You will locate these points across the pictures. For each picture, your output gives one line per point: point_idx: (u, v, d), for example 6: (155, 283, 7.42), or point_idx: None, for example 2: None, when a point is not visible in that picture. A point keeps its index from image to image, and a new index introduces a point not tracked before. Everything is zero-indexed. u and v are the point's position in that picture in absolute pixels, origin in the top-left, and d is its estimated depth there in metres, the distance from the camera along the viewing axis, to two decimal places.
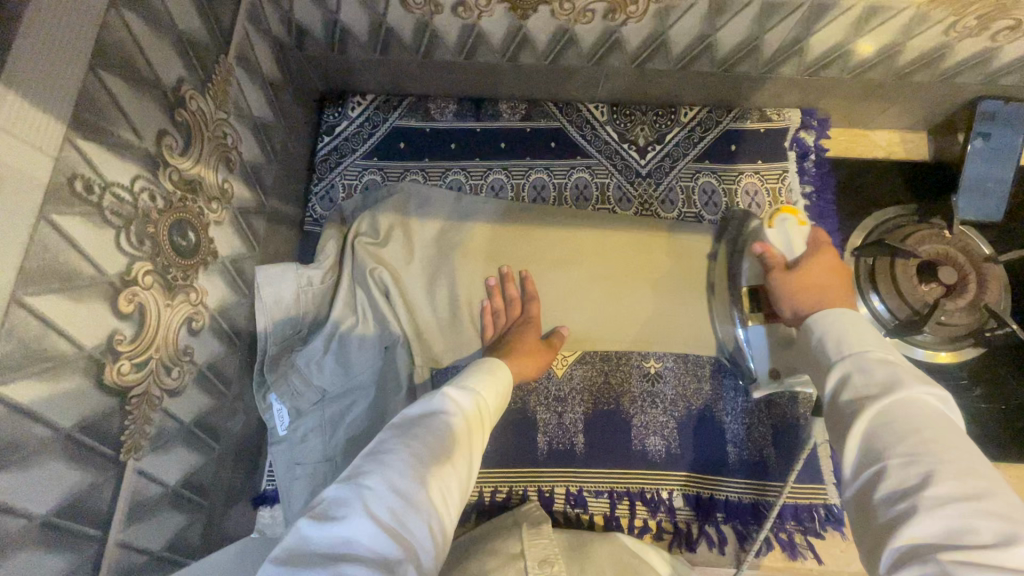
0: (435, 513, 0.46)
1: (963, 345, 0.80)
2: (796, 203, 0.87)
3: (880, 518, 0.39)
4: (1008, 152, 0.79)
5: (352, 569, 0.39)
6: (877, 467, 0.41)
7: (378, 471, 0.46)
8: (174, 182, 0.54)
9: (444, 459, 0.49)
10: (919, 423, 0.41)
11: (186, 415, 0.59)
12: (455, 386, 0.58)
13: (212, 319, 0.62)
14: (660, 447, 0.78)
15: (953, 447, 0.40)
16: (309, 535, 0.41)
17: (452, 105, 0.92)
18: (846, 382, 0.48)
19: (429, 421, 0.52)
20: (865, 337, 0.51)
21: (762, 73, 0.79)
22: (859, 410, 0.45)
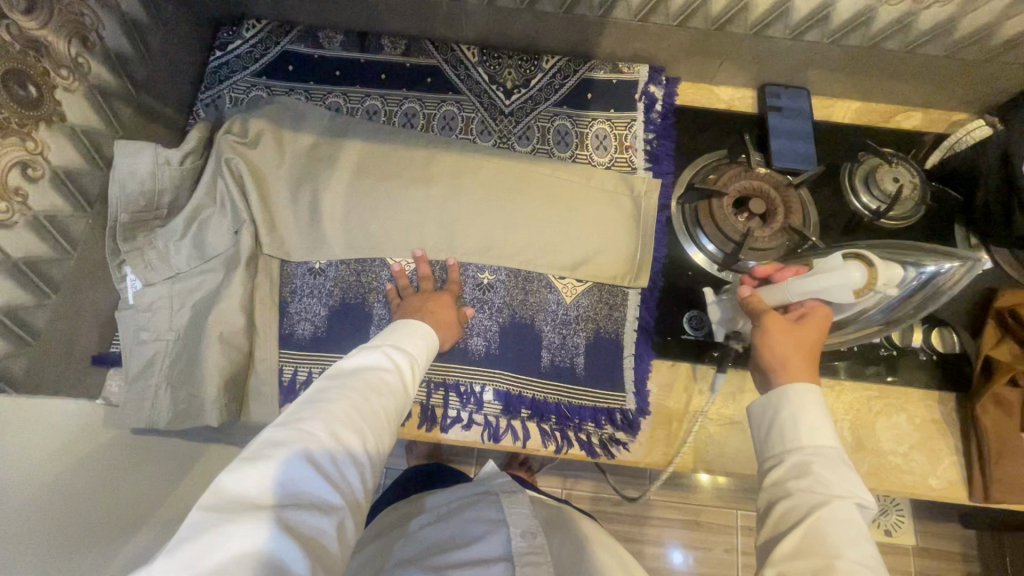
0: (367, 458, 0.56)
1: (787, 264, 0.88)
2: (637, 147, 0.95)
3: None
4: (799, 121, 0.96)
5: (299, 511, 0.48)
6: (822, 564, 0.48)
7: (317, 422, 0.54)
8: (11, 36, 0.61)
9: (377, 409, 0.60)
10: (851, 535, 0.49)
11: (15, 251, 0.65)
12: (390, 349, 0.68)
13: (54, 175, 0.69)
14: (481, 347, 0.85)
15: (864, 551, 0.49)
16: (255, 479, 0.48)
17: (340, 37, 0.99)
18: (801, 477, 0.55)
19: (365, 378, 0.62)
20: (818, 432, 0.57)
21: (600, 16, 0.89)
22: (812, 508, 0.51)
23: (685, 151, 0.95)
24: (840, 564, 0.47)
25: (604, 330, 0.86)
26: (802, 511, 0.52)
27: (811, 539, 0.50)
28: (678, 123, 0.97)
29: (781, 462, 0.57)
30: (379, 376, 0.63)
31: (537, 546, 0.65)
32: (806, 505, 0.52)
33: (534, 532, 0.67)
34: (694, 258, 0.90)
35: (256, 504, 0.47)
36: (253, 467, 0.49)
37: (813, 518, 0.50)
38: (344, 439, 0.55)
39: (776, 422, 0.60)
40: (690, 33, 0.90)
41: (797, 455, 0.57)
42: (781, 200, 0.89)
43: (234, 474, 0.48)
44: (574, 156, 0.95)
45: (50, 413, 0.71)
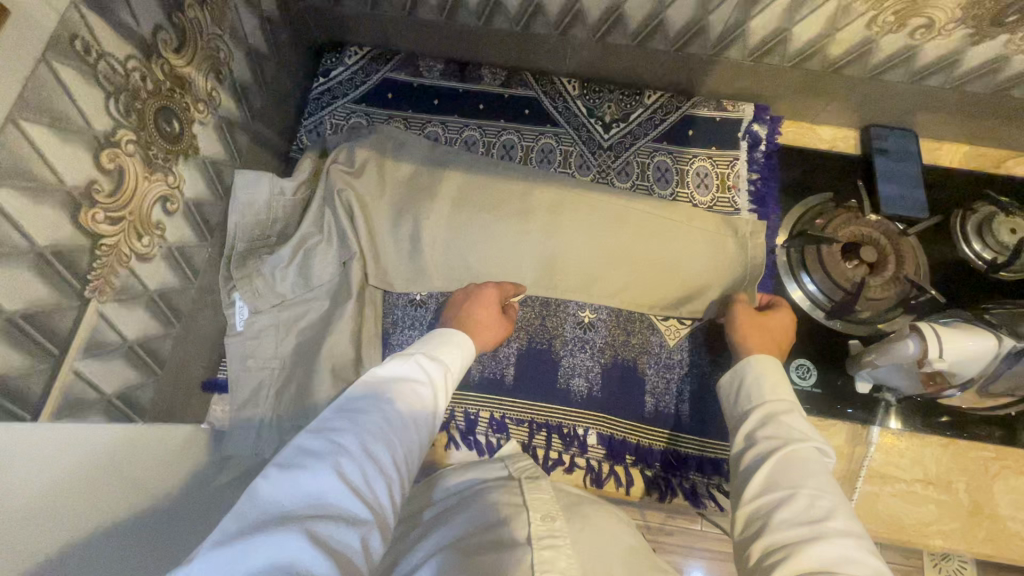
0: (396, 472, 0.54)
1: (896, 316, 0.85)
2: (740, 187, 0.93)
3: (781, 533, 0.52)
4: (908, 164, 0.93)
5: (325, 521, 0.44)
6: (786, 497, 0.55)
7: (347, 433, 0.53)
8: (164, 74, 0.62)
9: (404, 423, 0.58)
10: (809, 471, 0.57)
11: (152, 283, 0.66)
12: (422, 359, 0.67)
13: (185, 207, 0.70)
14: (583, 389, 0.84)
15: (823, 483, 0.56)
16: (283, 489, 0.46)
17: (440, 66, 0.99)
18: (763, 423, 0.65)
19: (395, 390, 0.61)
20: (778, 386, 0.68)
21: (712, 54, 0.88)
22: (773, 450, 0.60)
23: (790, 193, 0.94)
24: (801, 491, 0.55)
25: (709, 376, 0.85)
26: (774, 447, 0.61)
27: (779, 472, 0.58)
28: (782, 163, 0.95)
29: (746, 413, 0.68)
30: (409, 389, 0.62)
31: (556, 530, 0.58)
32: (777, 444, 0.61)
33: (554, 517, 0.60)
34: (792, 295, 0.90)
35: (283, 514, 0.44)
36: (280, 478, 0.47)
37: (780, 454, 0.59)
38: (374, 451, 0.53)
39: (750, 379, 0.70)
40: (803, 75, 0.88)
41: (765, 407, 0.66)
42: (893, 248, 0.86)
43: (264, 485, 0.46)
44: (675, 193, 0.94)
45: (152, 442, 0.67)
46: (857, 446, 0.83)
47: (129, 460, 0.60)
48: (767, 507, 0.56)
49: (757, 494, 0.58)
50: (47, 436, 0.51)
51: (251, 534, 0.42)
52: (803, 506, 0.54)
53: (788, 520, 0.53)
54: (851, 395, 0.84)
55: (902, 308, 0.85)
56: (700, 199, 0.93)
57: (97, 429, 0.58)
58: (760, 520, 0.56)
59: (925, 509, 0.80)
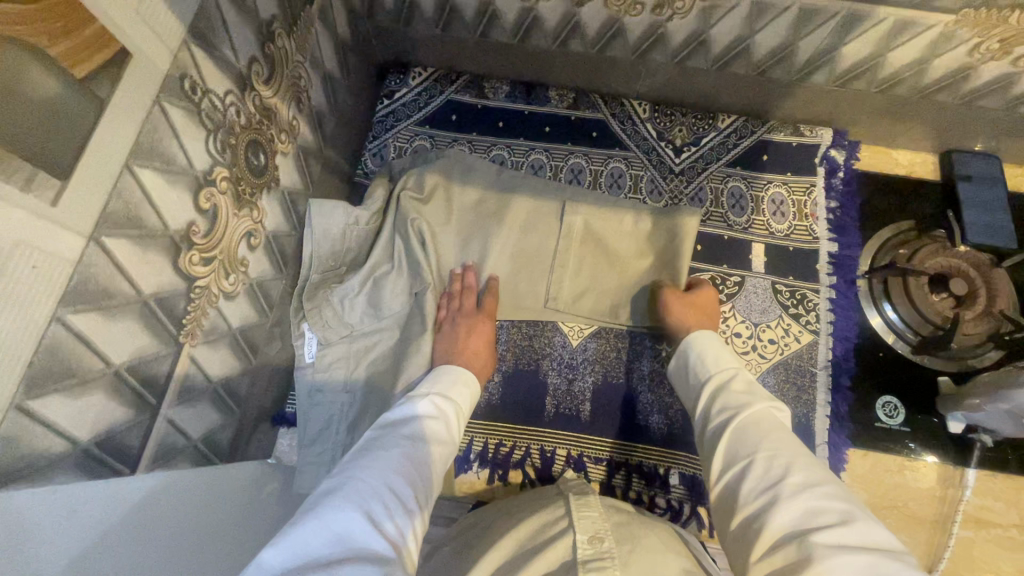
0: (417, 512, 0.50)
1: (987, 351, 0.82)
2: (819, 216, 0.90)
3: (751, 508, 0.49)
4: (993, 191, 0.89)
5: (350, 562, 0.40)
6: (746, 465, 0.52)
7: (368, 473, 0.50)
8: (255, 107, 0.60)
9: (423, 463, 0.56)
10: (768, 429, 0.54)
11: (234, 321, 0.64)
12: (433, 396, 0.65)
13: (266, 240, 0.68)
14: (663, 426, 0.81)
15: (787, 441, 0.52)
16: (305, 529, 0.42)
17: (506, 87, 0.96)
18: (716, 395, 0.61)
19: (410, 428, 0.59)
20: (722, 358, 0.66)
21: (795, 80, 0.85)
22: (727, 421, 0.57)
23: (872, 222, 0.90)
24: (757, 456, 0.51)
25: (794, 414, 0.81)
26: (728, 417, 0.57)
27: (736, 442, 0.54)
28: (862, 190, 0.92)
29: (699, 389, 0.65)
30: (424, 425, 0.60)
31: (607, 552, 0.54)
32: (732, 412, 0.58)
33: (603, 536, 0.56)
34: (871, 321, 0.85)
35: (309, 560, 0.39)
36: (303, 524, 0.43)
37: (738, 419, 0.56)
38: (396, 490, 0.49)
39: (698, 356, 0.67)
40: (889, 100, 0.85)
41: (712, 382, 0.63)
42: (984, 282, 0.83)
43: (288, 534, 0.42)
44: (751, 221, 0.90)
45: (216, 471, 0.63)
46: (951, 489, 0.79)
47: (208, 501, 0.57)
48: (733, 483, 0.52)
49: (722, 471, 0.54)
50: (124, 488, 0.47)
51: None
52: (759, 471, 0.50)
53: (752, 492, 0.49)
54: (942, 436, 0.80)
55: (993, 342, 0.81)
56: (778, 227, 0.90)
57: (168, 471, 0.54)
58: (730, 495, 0.52)
59: None
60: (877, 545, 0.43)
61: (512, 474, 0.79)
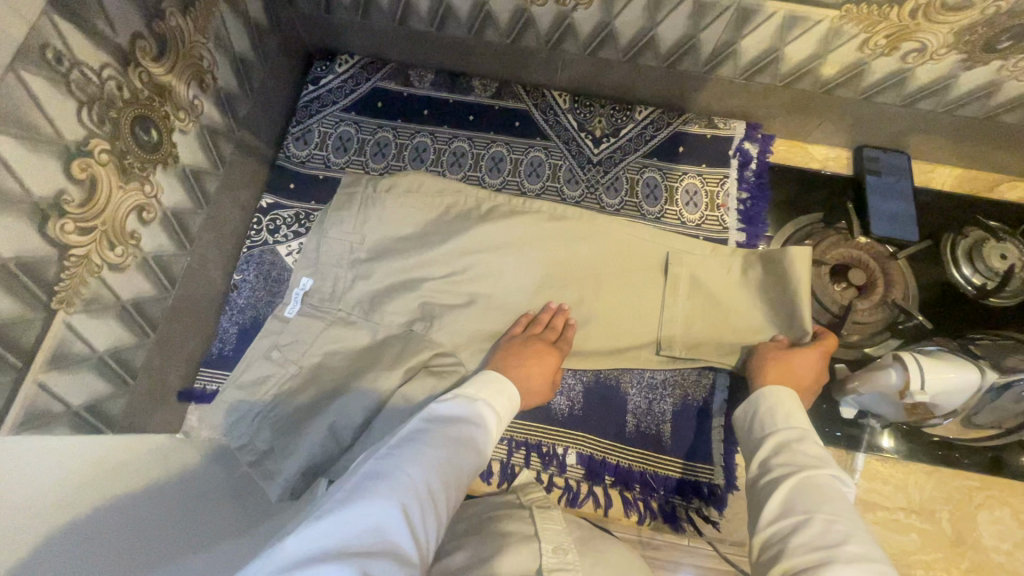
0: (444, 517, 0.51)
1: (885, 338, 0.84)
2: (729, 206, 0.92)
3: (796, 562, 0.49)
4: (899, 185, 0.92)
5: (377, 563, 0.41)
6: (803, 521, 0.52)
7: (417, 470, 0.50)
8: (142, 83, 0.62)
9: (466, 465, 0.55)
10: (833, 495, 0.54)
11: (125, 293, 0.65)
12: (489, 402, 0.64)
13: (163, 216, 0.69)
14: (564, 407, 0.82)
15: (849, 513, 0.52)
16: (344, 513, 0.44)
17: (431, 76, 0.98)
18: (782, 448, 0.61)
19: (462, 428, 0.58)
20: (797, 415, 0.64)
21: (704, 72, 0.87)
22: (790, 473, 0.57)
23: (781, 213, 0.92)
24: (813, 517, 0.52)
25: (693, 397, 0.83)
26: (789, 471, 0.57)
27: (798, 496, 0.55)
28: (774, 182, 0.94)
29: (763, 436, 0.64)
30: (473, 426, 0.59)
31: (567, 562, 0.56)
32: (794, 467, 0.58)
33: (566, 548, 0.59)
34: None
35: (342, 546, 0.41)
36: (347, 507, 0.44)
37: (803, 476, 0.56)
38: (434, 492, 0.50)
39: (766, 408, 0.66)
40: (795, 94, 0.88)
41: (779, 434, 0.62)
42: (881, 271, 0.86)
43: (330, 513, 0.43)
44: (663, 211, 0.92)
45: (96, 445, 0.61)
46: (842, 473, 0.81)
47: (98, 462, 0.59)
48: (782, 531, 0.53)
49: (772, 520, 0.55)
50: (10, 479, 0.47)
51: (311, 564, 0.39)
52: (813, 531, 0.51)
53: (802, 546, 0.50)
54: (835, 421, 0.82)
55: (890, 330, 0.84)
56: (689, 217, 0.92)
57: (42, 447, 0.53)
58: (774, 545, 0.53)
59: (906, 538, 0.78)
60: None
61: None
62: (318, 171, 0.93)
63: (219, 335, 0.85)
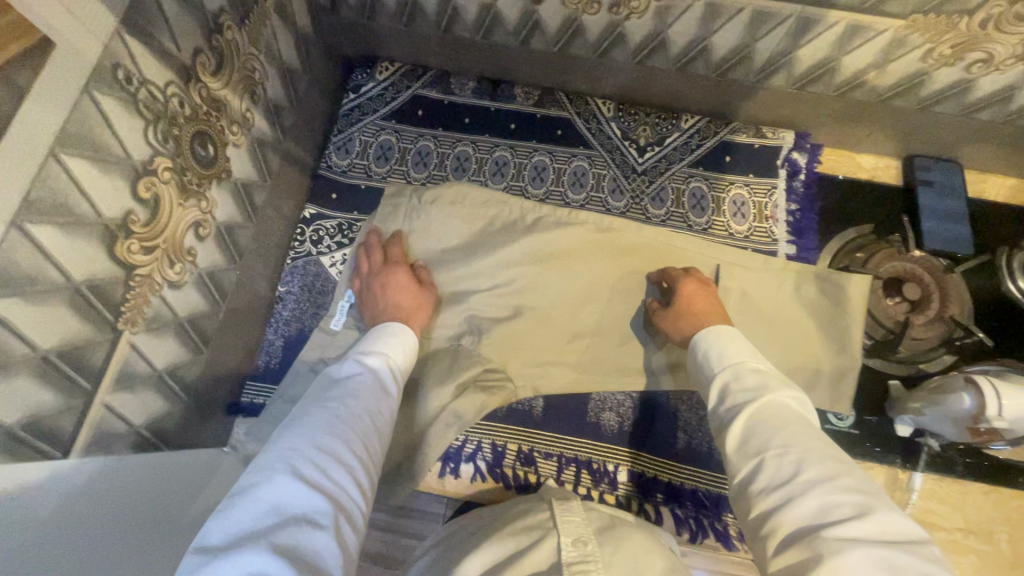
0: (358, 463, 0.52)
1: (940, 354, 0.82)
2: (778, 218, 0.91)
3: (761, 504, 0.47)
4: (952, 197, 0.89)
5: (280, 531, 0.43)
6: (758, 459, 0.49)
7: (301, 438, 0.51)
8: (201, 99, 0.61)
9: (359, 414, 0.57)
10: (782, 420, 0.51)
11: (182, 310, 0.64)
12: (366, 357, 0.65)
13: (217, 231, 0.68)
14: (614, 423, 0.82)
15: (805, 434, 0.50)
16: (231, 510, 0.45)
17: (472, 83, 0.97)
18: (725, 390, 0.58)
19: (344, 387, 0.59)
20: (742, 348, 0.61)
21: (755, 81, 0.85)
22: (739, 413, 0.54)
23: (832, 225, 0.90)
24: (770, 453, 0.49)
25: None
26: (738, 407, 0.54)
27: (753, 430, 0.52)
28: (824, 193, 0.93)
29: (712, 376, 0.61)
30: (357, 381, 0.61)
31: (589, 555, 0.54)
32: (742, 401, 0.55)
33: (586, 540, 0.56)
34: None
35: (244, 532, 0.43)
36: (238, 499, 0.45)
37: (752, 409, 0.53)
38: (328, 447, 0.51)
39: (705, 352, 0.64)
40: (849, 103, 0.86)
41: (725, 374, 0.60)
42: (937, 285, 0.85)
43: (223, 511, 0.45)
44: (710, 222, 0.91)
45: (72, 477, 0.51)
46: (897, 491, 0.80)
47: None
48: (740, 476, 0.51)
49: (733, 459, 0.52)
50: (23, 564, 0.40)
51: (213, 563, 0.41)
52: (772, 467, 0.48)
53: (766, 487, 0.48)
54: (890, 439, 0.81)
55: (944, 346, 0.83)
56: (736, 229, 0.90)
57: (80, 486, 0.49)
58: (739, 488, 0.50)
59: (965, 559, 0.77)
60: (898, 534, 0.42)
61: (463, 468, 0.80)
62: (360, 181, 0.92)
63: (265, 348, 0.84)
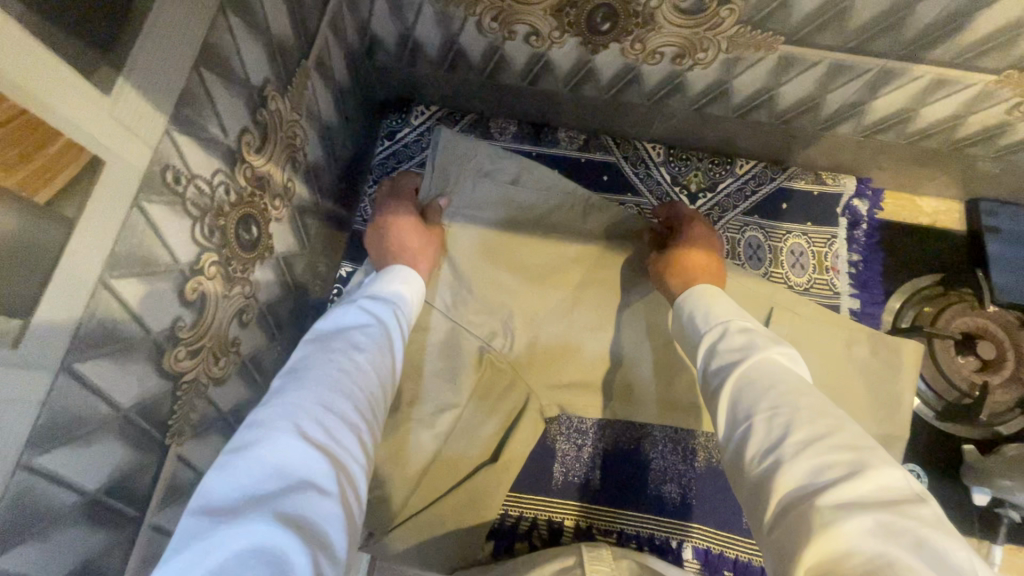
0: (361, 422, 0.47)
1: (1016, 417, 0.78)
2: (840, 270, 0.86)
3: (754, 472, 0.42)
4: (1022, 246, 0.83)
5: (285, 495, 0.38)
6: (748, 424, 0.45)
7: (304, 394, 0.46)
8: (246, 180, 0.55)
9: (364, 367, 0.51)
10: (773, 379, 0.46)
11: (226, 403, 0.59)
12: (368, 303, 0.59)
13: (259, 313, 0.63)
14: (676, 496, 0.77)
15: (797, 392, 0.45)
16: (228, 471, 0.39)
17: (513, 127, 0.91)
18: (713, 351, 0.52)
19: (347, 338, 0.53)
20: (724, 305, 0.57)
21: (820, 129, 0.80)
22: (729, 373, 0.49)
23: (894, 277, 0.86)
24: (758, 416, 0.44)
25: None
26: (728, 367, 0.49)
27: (745, 390, 0.47)
28: (884, 242, 0.88)
29: (700, 334, 0.56)
30: (359, 331, 0.55)
31: None
32: (734, 359, 0.50)
33: None
34: None
35: (244, 498, 0.38)
36: (234, 459, 0.40)
37: (738, 367, 0.49)
38: (333, 406, 0.46)
39: (688, 313, 0.59)
40: (918, 151, 0.81)
41: (708, 332, 0.54)
42: (1013, 343, 0.80)
43: (219, 473, 0.39)
44: (769, 274, 0.85)
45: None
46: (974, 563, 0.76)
47: None
48: (735, 440, 0.46)
49: (727, 423, 0.47)
50: None
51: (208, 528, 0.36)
52: (762, 430, 0.44)
53: (759, 451, 0.43)
54: (965, 509, 0.77)
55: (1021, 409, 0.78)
56: (797, 283, 0.85)
57: None
58: (733, 458, 0.45)
59: None
60: (890, 489, 0.38)
61: (518, 547, 0.76)
62: None
63: None
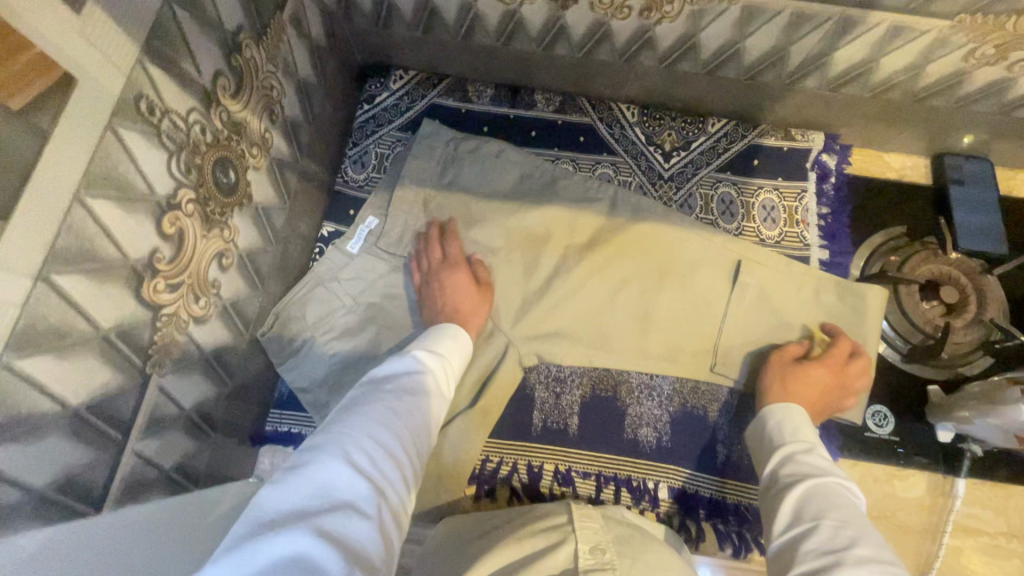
0: (406, 461, 0.48)
1: (978, 357, 0.81)
2: (810, 222, 0.88)
3: (803, 565, 0.49)
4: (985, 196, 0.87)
5: (329, 514, 0.39)
6: (812, 526, 0.52)
7: (357, 426, 0.47)
8: (222, 123, 0.57)
9: (414, 410, 0.53)
10: (838, 505, 0.54)
11: (207, 344, 0.61)
12: (423, 351, 0.62)
13: (240, 260, 0.65)
14: (652, 439, 0.80)
15: (858, 519, 0.52)
16: (281, 482, 0.40)
17: (491, 90, 0.93)
18: (787, 461, 0.61)
19: (402, 381, 0.55)
20: (809, 432, 0.65)
21: (787, 85, 0.83)
22: (799, 483, 0.57)
23: (862, 228, 0.89)
24: (824, 522, 0.52)
25: None
26: (799, 479, 0.58)
27: (813, 501, 0.55)
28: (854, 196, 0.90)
29: (773, 449, 0.65)
30: (414, 378, 0.57)
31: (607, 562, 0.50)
32: (803, 477, 0.58)
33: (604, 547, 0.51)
34: None
35: (292, 509, 0.38)
36: (287, 475, 0.41)
37: (809, 486, 0.56)
38: (383, 442, 0.47)
39: (773, 423, 0.67)
40: (882, 104, 0.83)
41: (785, 448, 0.63)
42: (974, 288, 0.83)
43: (273, 487, 0.40)
44: (740, 228, 0.88)
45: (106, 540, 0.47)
46: (938, 498, 0.79)
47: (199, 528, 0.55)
48: (794, 538, 0.53)
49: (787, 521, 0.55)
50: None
51: (253, 538, 0.36)
52: (825, 532, 0.51)
53: (814, 549, 0.50)
54: (930, 447, 0.80)
55: (983, 350, 0.81)
56: (767, 235, 0.88)
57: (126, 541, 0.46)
58: (790, 548, 0.52)
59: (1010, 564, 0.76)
60: None
61: (499, 491, 0.78)
62: None
63: None
